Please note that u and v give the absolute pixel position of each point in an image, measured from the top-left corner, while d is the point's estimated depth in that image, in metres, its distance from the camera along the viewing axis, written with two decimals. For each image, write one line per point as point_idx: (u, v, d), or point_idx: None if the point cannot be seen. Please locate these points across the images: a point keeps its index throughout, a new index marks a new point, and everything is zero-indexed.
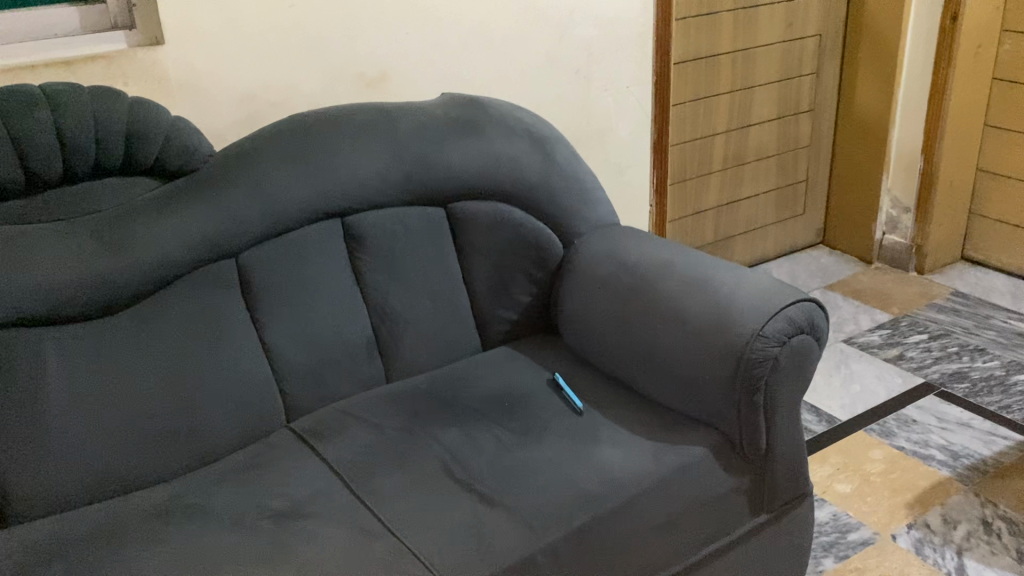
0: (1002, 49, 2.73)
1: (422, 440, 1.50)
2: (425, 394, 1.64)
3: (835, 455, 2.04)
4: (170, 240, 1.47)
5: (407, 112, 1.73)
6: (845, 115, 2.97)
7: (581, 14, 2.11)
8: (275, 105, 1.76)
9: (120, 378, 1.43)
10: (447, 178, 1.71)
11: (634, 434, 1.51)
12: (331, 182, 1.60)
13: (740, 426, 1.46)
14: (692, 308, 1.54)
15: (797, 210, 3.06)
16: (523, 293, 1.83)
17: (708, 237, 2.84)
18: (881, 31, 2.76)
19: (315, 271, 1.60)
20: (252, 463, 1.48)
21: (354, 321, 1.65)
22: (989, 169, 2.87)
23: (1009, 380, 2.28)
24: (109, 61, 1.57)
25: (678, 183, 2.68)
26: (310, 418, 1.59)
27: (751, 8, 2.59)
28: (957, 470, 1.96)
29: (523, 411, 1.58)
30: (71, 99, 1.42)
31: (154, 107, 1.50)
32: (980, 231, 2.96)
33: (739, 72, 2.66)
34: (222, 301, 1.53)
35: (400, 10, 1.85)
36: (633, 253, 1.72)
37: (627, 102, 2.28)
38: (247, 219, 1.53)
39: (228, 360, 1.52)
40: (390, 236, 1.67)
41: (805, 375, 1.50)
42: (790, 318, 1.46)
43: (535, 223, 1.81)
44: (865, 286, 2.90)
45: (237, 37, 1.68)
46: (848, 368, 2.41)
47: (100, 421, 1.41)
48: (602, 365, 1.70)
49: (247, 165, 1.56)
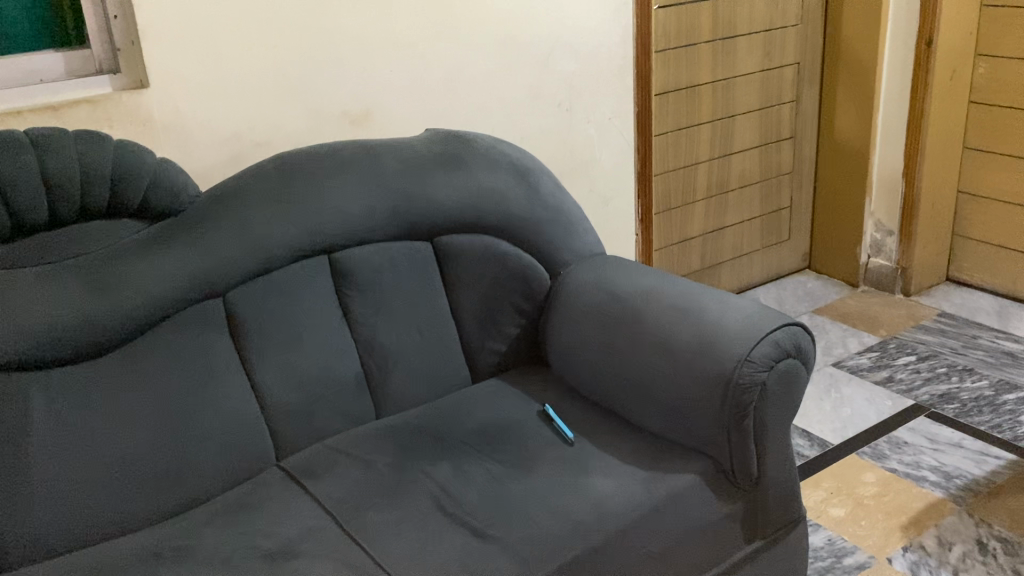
0: (978, 73, 2.78)
1: (413, 475, 1.49)
2: (415, 428, 1.64)
3: (828, 479, 2.04)
4: (158, 282, 1.48)
5: (391, 149, 1.75)
6: (825, 141, 3.00)
7: (562, 47, 2.14)
8: (259, 144, 1.77)
9: (107, 421, 1.42)
10: (432, 212, 1.72)
11: (625, 463, 1.51)
12: (317, 220, 1.61)
13: (731, 452, 1.47)
14: (680, 335, 1.55)
15: (781, 236, 3.09)
16: (511, 324, 1.83)
17: (695, 264, 2.85)
18: (858, 58, 2.80)
19: (302, 308, 1.61)
20: (242, 503, 1.47)
21: (342, 357, 1.65)
22: (970, 190, 2.90)
23: (998, 400, 2.29)
24: (95, 105, 1.58)
25: (663, 212, 2.70)
26: (300, 457, 1.59)
27: (729, 38, 2.64)
28: (950, 491, 1.96)
29: (514, 443, 1.58)
30: (57, 144, 1.42)
31: (139, 150, 1.51)
32: (963, 252, 2.99)
33: (719, 102, 2.70)
34: (210, 341, 1.53)
35: (382, 48, 1.87)
36: (620, 281, 1.73)
37: (610, 134, 2.31)
38: (235, 258, 1.54)
39: (216, 399, 1.52)
40: (376, 271, 1.68)
41: (794, 399, 1.50)
42: (777, 342, 1.47)
43: (521, 255, 1.82)
44: (852, 309, 2.91)
45: (220, 79, 1.69)
46: (838, 392, 2.41)
47: (90, 466, 1.40)
48: (592, 394, 1.71)
49: (234, 205, 1.57)
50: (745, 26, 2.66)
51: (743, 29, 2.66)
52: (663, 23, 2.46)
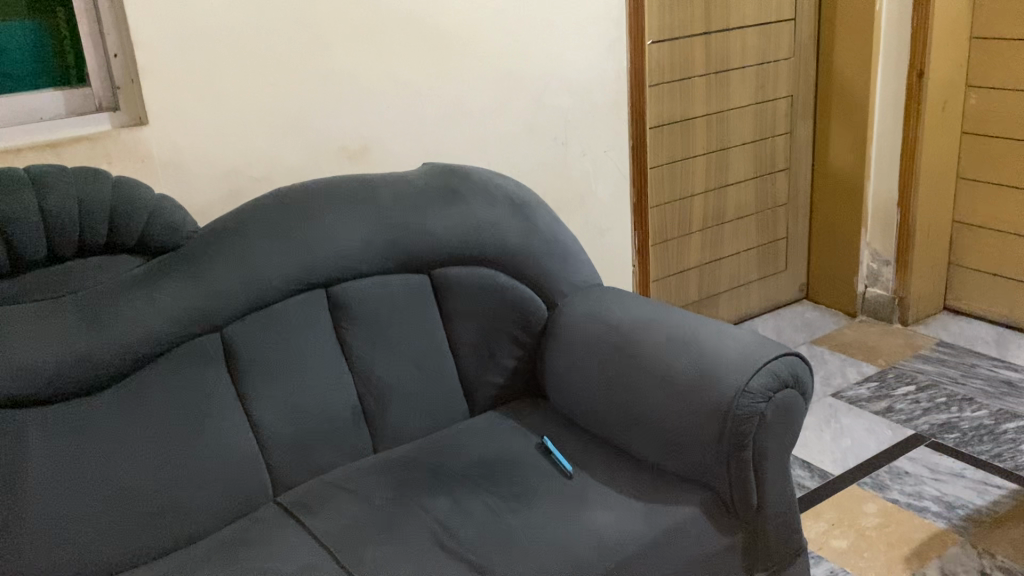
0: (969, 103, 2.80)
1: (412, 510, 1.49)
2: (413, 462, 1.63)
3: (829, 510, 2.02)
4: (155, 317, 1.48)
5: (388, 183, 1.76)
6: (821, 172, 3.02)
7: (557, 81, 2.17)
8: (257, 180, 1.79)
9: (104, 457, 1.42)
10: (429, 245, 1.73)
11: (624, 496, 1.50)
12: (314, 254, 1.62)
13: (731, 483, 1.46)
14: (677, 366, 1.55)
15: (779, 266, 3.09)
16: (508, 357, 1.83)
17: (692, 296, 2.86)
18: (850, 90, 2.83)
19: (300, 342, 1.61)
20: (239, 540, 1.46)
21: (340, 391, 1.64)
22: (965, 219, 2.92)
23: (999, 429, 2.28)
24: (94, 142, 1.60)
25: (660, 244, 2.72)
26: (297, 492, 1.58)
27: (722, 72, 2.67)
28: (953, 521, 1.95)
29: (512, 476, 1.57)
30: (56, 181, 1.43)
31: (137, 186, 1.52)
32: (960, 281, 2.99)
33: (714, 134, 2.72)
34: (207, 376, 1.53)
35: (379, 84, 1.89)
36: (617, 313, 1.73)
37: (605, 167, 2.33)
38: (231, 292, 1.54)
39: (213, 435, 1.51)
40: (373, 304, 1.68)
41: (793, 430, 1.51)
42: (774, 372, 1.47)
43: (518, 286, 1.83)
44: (851, 339, 2.91)
45: (219, 116, 1.71)
46: (838, 422, 2.40)
47: (88, 502, 1.40)
48: (590, 427, 1.70)
49: (231, 240, 1.57)
50: (738, 60, 2.69)
51: (736, 63, 2.69)
52: (656, 58, 2.49)
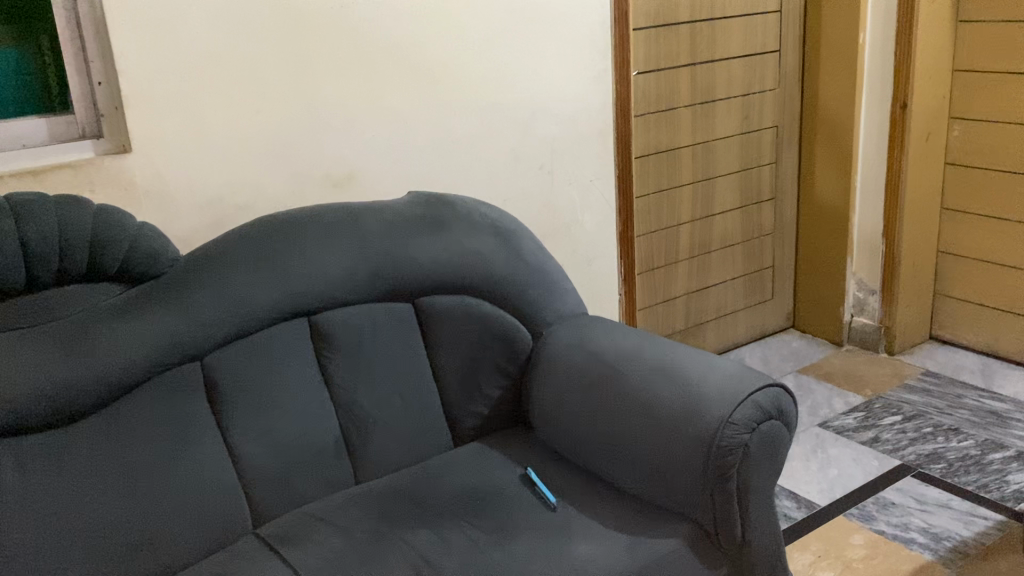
0: (952, 135, 2.83)
1: (392, 542, 1.47)
2: (396, 493, 1.61)
3: (816, 542, 2.01)
4: (137, 347, 1.47)
5: (373, 212, 1.75)
6: (806, 202, 3.04)
7: (543, 111, 2.18)
8: (241, 209, 1.78)
9: (80, 489, 1.39)
10: (413, 275, 1.72)
11: (609, 528, 1.49)
12: (297, 283, 1.61)
13: (715, 514, 1.45)
14: (661, 396, 1.54)
15: (765, 296, 3.10)
16: (493, 387, 1.82)
17: (679, 324, 2.86)
18: (835, 121, 2.86)
19: (281, 372, 1.60)
20: (216, 570, 1.43)
21: (322, 422, 1.63)
22: (949, 249, 2.93)
23: (985, 460, 2.28)
24: (76, 170, 1.59)
25: (646, 272, 2.72)
26: (277, 523, 1.56)
27: (708, 103, 2.69)
28: (940, 552, 1.94)
29: (496, 508, 1.55)
30: (36, 208, 1.42)
31: (119, 213, 1.51)
32: (945, 311, 3.00)
33: (700, 163, 2.74)
34: (188, 407, 1.51)
35: (365, 111, 1.90)
36: (602, 342, 1.73)
37: (592, 196, 2.33)
38: (212, 321, 1.53)
39: (191, 465, 1.49)
40: (357, 333, 1.67)
41: (777, 461, 1.50)
42: (758, 404, 1.47)
43: (503, 316, 1.82)
44: (837, 369, 2.91)
45: (202, 143, 1.71)
46: (825, 452, 2.39)
47: (62, 535, 1.37)
48: (575, 458, 1.69)
49: (212, 269, 1.56)
50: (723, 90, 2.71)
51: (722, 93, 2.71)
52: (643, 88, 2.51)
